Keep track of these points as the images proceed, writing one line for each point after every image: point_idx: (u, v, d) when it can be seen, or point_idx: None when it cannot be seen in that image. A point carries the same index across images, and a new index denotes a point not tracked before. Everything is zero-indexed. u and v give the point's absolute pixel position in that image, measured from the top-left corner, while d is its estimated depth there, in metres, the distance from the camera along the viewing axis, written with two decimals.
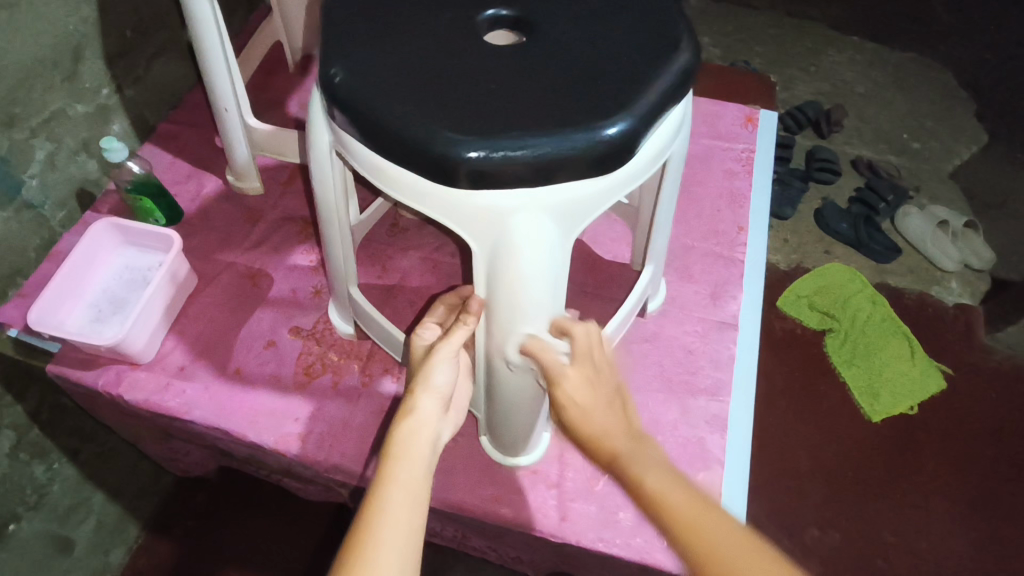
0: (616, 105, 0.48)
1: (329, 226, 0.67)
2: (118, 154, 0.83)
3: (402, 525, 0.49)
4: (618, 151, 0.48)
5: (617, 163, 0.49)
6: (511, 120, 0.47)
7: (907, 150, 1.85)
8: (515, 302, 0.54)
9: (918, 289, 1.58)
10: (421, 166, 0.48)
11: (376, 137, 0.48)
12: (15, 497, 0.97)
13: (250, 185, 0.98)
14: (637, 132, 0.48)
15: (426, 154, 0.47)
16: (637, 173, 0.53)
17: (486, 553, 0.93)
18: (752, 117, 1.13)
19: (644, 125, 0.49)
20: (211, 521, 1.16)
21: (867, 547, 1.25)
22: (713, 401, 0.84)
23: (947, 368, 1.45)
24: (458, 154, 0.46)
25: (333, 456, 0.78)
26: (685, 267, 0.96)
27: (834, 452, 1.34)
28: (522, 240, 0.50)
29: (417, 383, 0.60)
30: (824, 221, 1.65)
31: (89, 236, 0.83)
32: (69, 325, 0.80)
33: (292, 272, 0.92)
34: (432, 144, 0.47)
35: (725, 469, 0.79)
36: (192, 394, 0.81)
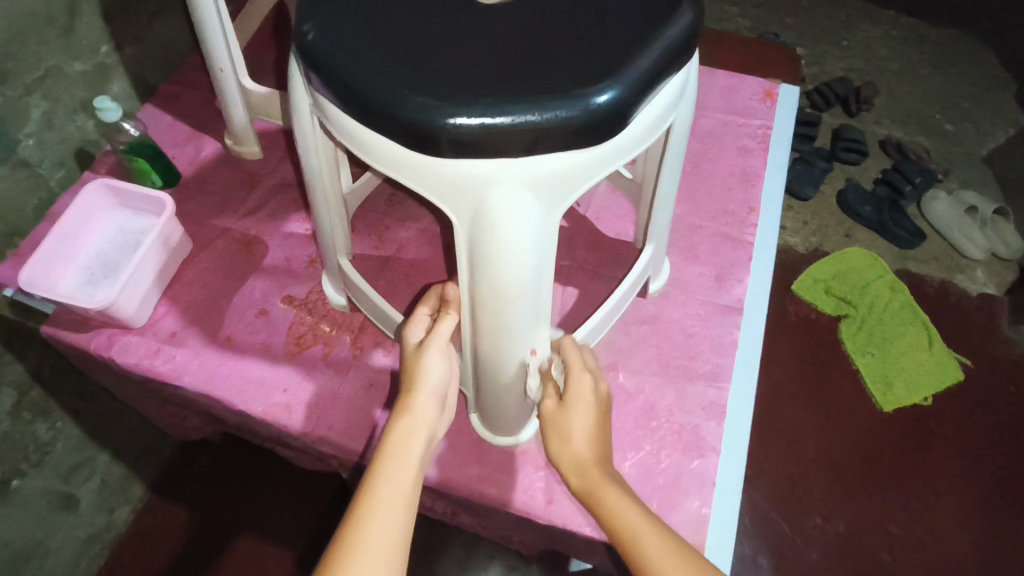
0: (607, 71, 0.45)
1: (315, 194, 0.65)
2: (113, 114, 0.81)
3: (389, 530, 0.52)
4: (608, 122, 0.45)
5: (607, 134, 0.46)
6: (494, 85, 0.44)
7: (938, 132, 1.77)
8: (497, 282, 0.51)
9: (940, 277, 1.53)
10: (398, 134, 0.45)
11: (350, 101, 0.46)
12: (18, 453, 0.98)
13: (247, 149, 0.96)
14: (629, 100, 0.45)
15: (401, 120, 0.44)
16: (630, 146, 0.49)
17: (476, 529, 0.92)
18: (772, 91, 1.08)
19: (638, 94, 0.45)
20: (210, 483, 1.18)
21: (868, 538, 1.23)
22: (711, 387, 0.81)
23: (964, 359, 1.41)
24: (436, 121, 0.43)
25: (321, 428, 0.77)
26: (690, 247, 0.92)
27: (841, 441, 1.31)
28: (503, 216, 0.47)
29: (412, 380, 0.61)
30: (847, 203, 1.60)
31: (82, 197, 0.82)
32: (62, 287, 0.80)
33: (288, 240, 0.91)
34: (408, 110, 0.44)
35: (719, 457, 0.77)
36: (182, 360, 0.81)
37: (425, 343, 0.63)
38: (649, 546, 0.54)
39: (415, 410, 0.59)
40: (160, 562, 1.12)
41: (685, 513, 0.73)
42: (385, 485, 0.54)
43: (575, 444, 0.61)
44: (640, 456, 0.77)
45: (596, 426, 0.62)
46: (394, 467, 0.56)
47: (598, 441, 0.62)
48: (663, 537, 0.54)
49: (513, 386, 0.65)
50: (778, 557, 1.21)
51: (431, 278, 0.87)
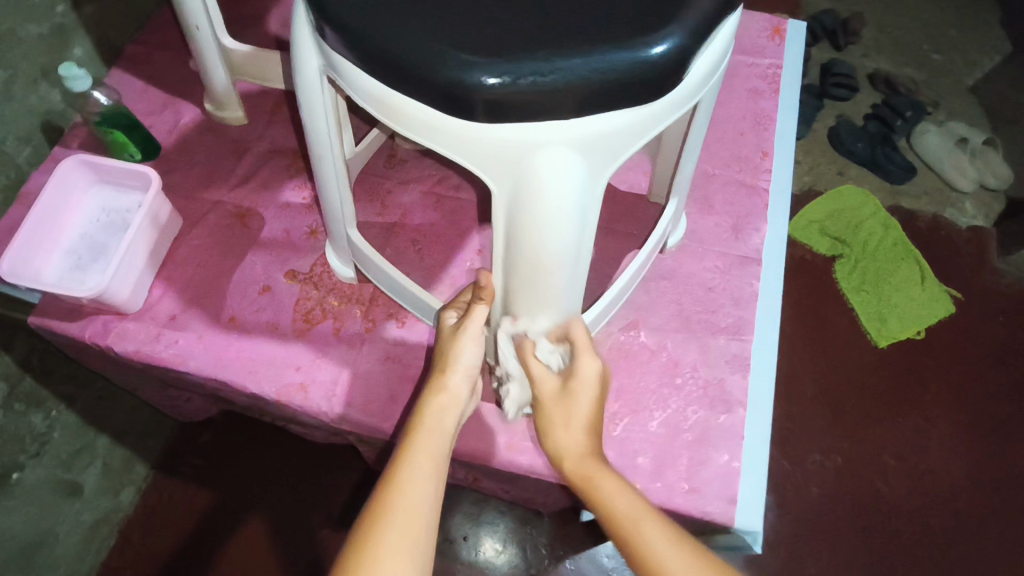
0: (662, 19, 0.41)
1: (323, 163, 0.60)
2: (82, 82, 0.74)
3: (423, 497, 0.52)
4: (665, 74, 0.41)
5: (663, 88, 0.42)
6: (538, 37, 0.40)
7: (927, 63, 1.73)
8: (538, 253, 0.48)
9: (931, 211, 1.52)
10: (433, 97, 0.41)
11: (375, 60, 0.41)
12: (15, 446, 0.94)
13: (231, 114, 0.89)
14: (688, 50, 0.41)
15: (436, 80, 0.40)
16: (682, 101, 0.45)
17: (499, 492, 0.92)
18: (779, 28, 1.03)
19: (696, 44, 0.41)
20: (214, 460, 1.16)
21: (868, 470, 1.26)
22: (734, 340, 0.80)
23: (956, 293, 1.42)
24: (478, 82, 0.39)
25: (340, 406, 0.74)
26: (705, 198, 0.89)
27: (842, 379, 1.33)
28: (548, 184, 0.43)
29: (446, 358, 0.61)
30: (839, 141, 1.57)
31: (58, 175, 0.75)
32: (47, 275, 0.74)
33: (285, 210, 0.85)
34: (445, 69, 0.39)
35: (746, 411, 0.76)
36: (186, 344, 0.77)
37: (461, 326, 0.61)
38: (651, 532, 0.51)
39: (449, 387, 0.60)
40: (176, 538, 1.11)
41: (715, 468, 0.73)
42: (418, 453, 0.55)
43: (570, 431, 0.59)
44: (667, 414, 0.76)
45: (592, 415, 0.60)
46: (428, 438, 0.56)
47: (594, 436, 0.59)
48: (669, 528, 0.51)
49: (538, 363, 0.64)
50: (782, 495, 1.24)
51: (440, 243, 0.83)
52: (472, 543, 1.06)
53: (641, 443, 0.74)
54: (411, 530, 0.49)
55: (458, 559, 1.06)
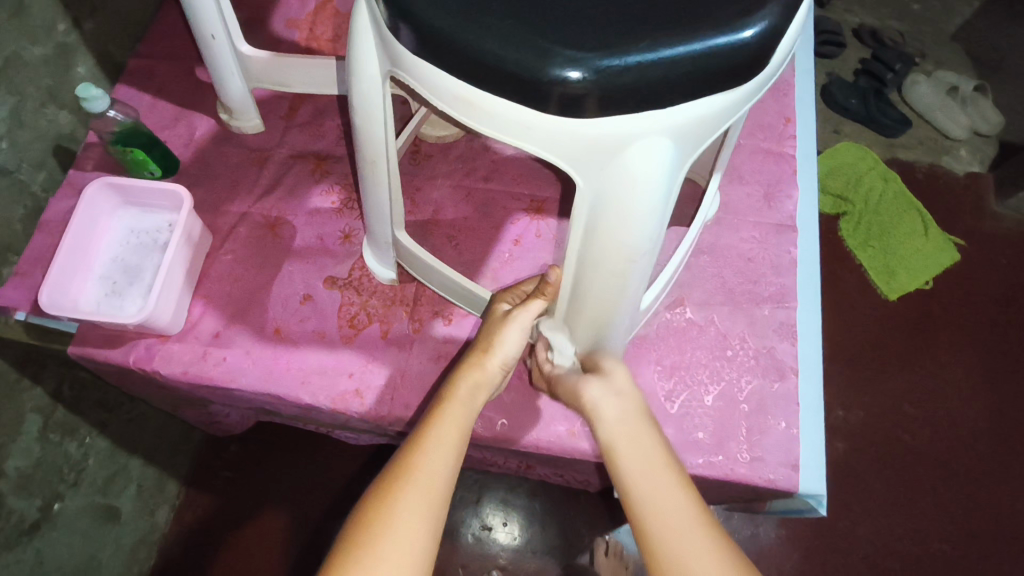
0: (745, 6, 0.40)
1: (376, 167, 0.59)
2: (101, 103, 0.71)
3: (444, 459, 0.53)
4: (758, 58, 0.41)
5: (752, 72, 0.42)
6: (633, 29, 0.40)
7: (912, 13, 1.73)
8: (615, 245, 0.47)
9: (928, 160, 1.54)
10: (527, 96, 0.41)
11: (468, 64, 0.40)
12: (54, 477, 0.92)
13: (249, 123, 0.87)
14: (775, 35, 0.41)
15: (532, 80, 0.39)
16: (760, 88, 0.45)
17: (551, 477, 0.93)
18: None
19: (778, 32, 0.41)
20: (244, 470, 1.16)
21: (892, 421, 1.28)
22: (779, 309, 0.80)
23: (960, 240, 1.44)
24: (578, 78, 0.39)
25: (398, 409, 0.74)
26: (733, 169, 0.89)
27: (858, 334, 1.36)
28: (634, 174, 0.42)
29: (488, 343, 0.62)
30: (832, 98, 1.58)
31: (85, 201, 0.73)
32: (85, 303, 0.72)
33: (315, 216, 0.84)
34: (543, 67, 0.39)
35: (799, 377, 0.77)
36: (234, 361, 0.76)
37: (511, 316, 0.62)
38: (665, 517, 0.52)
39: (485, 368, 0.61)
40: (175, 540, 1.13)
41: (775, 435, 0.74)
42: (447, 421, 0.56)
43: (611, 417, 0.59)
44: (722, 387, 0.76)
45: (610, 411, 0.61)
46: (456, 409, 0.57)
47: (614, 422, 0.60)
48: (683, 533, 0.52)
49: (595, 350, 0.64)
50: None
51: (477, 237, 0.83)
52: (509, 529, 1.07)
53: (700, 419, 0.75)
54: (427, 490, 0.50)
55: (499, 544, 1.06)
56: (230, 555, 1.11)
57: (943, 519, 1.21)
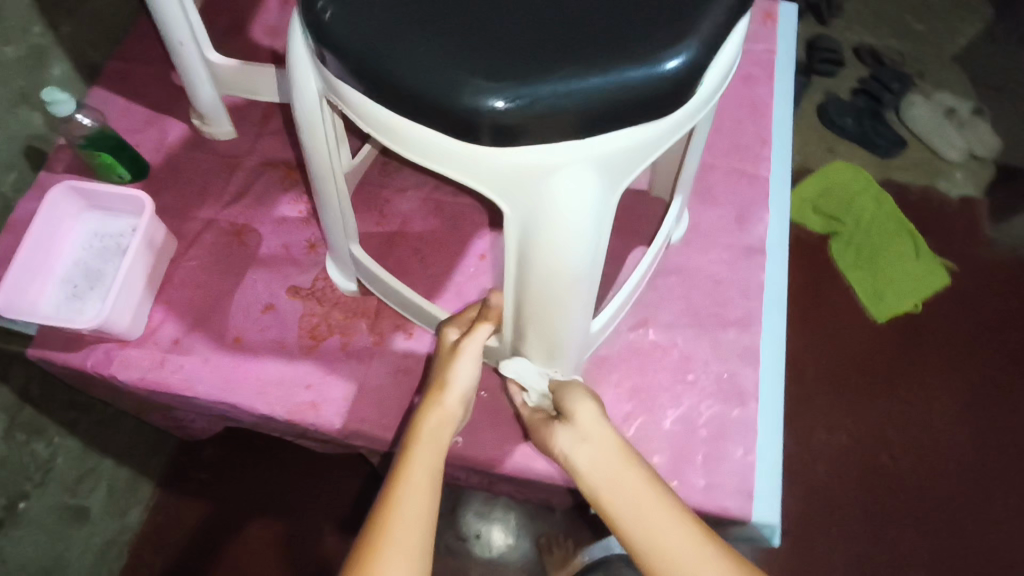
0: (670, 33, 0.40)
1: (324, 181, 0.59)
2: (66, 106, 0.72)
3: (420, 515, 0.52)
4: (681, 89, 0.40)
5: (678, 102, 0.41)
6: (551, 59, 0.39)
7: (912, 34, 1.72)
8: (551, 272, 0.47)
9: (922, 183, 1.52)
10: (453, 126, 0.40)
11: (387, 91, 0.40)
12: (20, 476, 0.92)
13: (219, 129, 0.87)
14: (701, 62, 0.40)
15: (456, 109, 0.39)
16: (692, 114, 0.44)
17: (515, 494, 0.92)
18: (771, 11, 1.02)
19: (705, 59, 0.40)
20: (222, 475, 1.14)
21: (873, 447, 1.27)
22: (745, 333, 0.79)
23: (951, 265, 1.43)
24: (504, 107, 0.39)
25: (353, 423, 0.74)
26: (706, 190, 0.89)
27: (843, 357, 1.34)
28: (562, 203, 0.42)
29: (444, 378, 0.62)
30: (827, 116, 1.56)
31: (48, 204, 0.73)
32: (44, 306, 0.72)
33: (281, 225, 0.84)
34: (463, 96, 0.39)
35: (760, 403, 0.76)
36: (191, 368, 0.75)
37: (460, 346, 0.62)
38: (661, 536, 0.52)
39: (445, 404, 0.60)
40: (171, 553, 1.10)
41: (732, 462, 0.73)
42: (416, 468, 0.55)
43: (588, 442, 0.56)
44: (682, 411, 0.76)
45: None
46: (424, 451, 0.56)
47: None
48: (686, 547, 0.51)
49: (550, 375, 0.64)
50: (787, 474, 1.25)
51: (442, 251, 0.82)
52: (482, 542, 1.07)
53: (657, 443, 0.74)
54: (405, 550, 0.49)
55: (471, 558, 1.06)
56: (232, 572, 1.09)
57: (921, 548, 1.19)
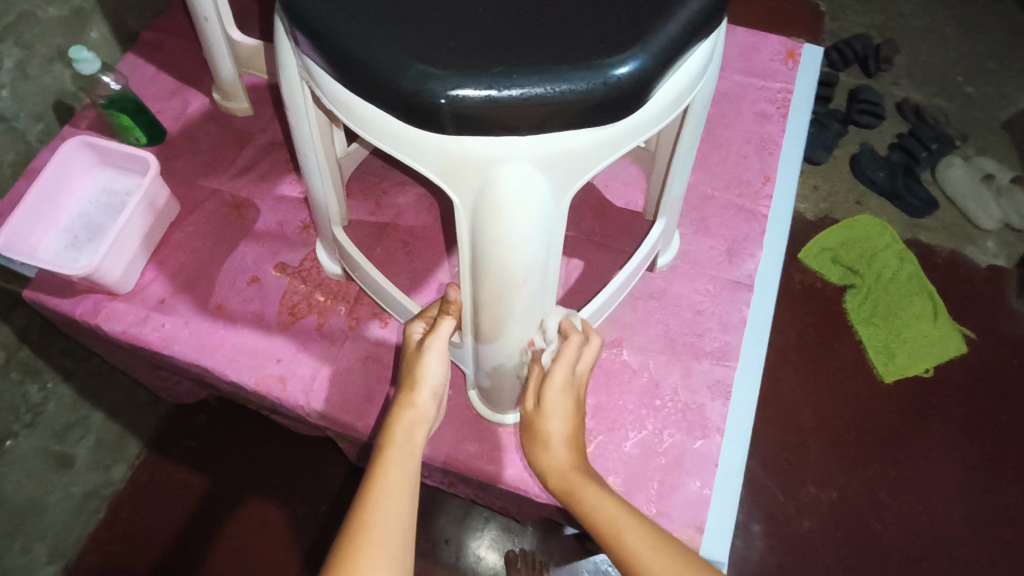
0: (630, 37, 0.40)
1: (308, 161, 0.60)
2: (91, 66, 0.76)
3: (397, 520, 0.54)
4: (629, 96, 0.40)
5: (627, 109, 0.41)
6: (500, 51, 0.39)
7: (959, 94, 1.67)
8: (501, 267, 0.47)
9: (950, 247, 1.48)
10: (412, 113, 0.40)
11: (340, 68, 0.41)
12: (9, 416, 0.95)
13: (237, 105, 0.91)
14: (656, 68, 0.40)
15: (413, 95, 0.39)
16: (651, 122, 0.45)
17: (476, 499, 0.92)
18: (795, 52, 1.02)
19: (663, 66, 0.40)
20: (209, 443, 1.16)
21: (860, 508, 1.23)
22: (718, 366, 0.79)
23: (969, 333, 1.38)
24: (460, 96, 0.39)
25: (316, 402, 0.75)
26: (701, 219, 0.88)
27: (840, 412, 1.30)
28: (510, 197, 0.43)
29: (413, 377, 0.63)
30: (860, 168, 1.53)
31: (61, 155, 0.77)
32: (43, 251, 0.76)
33: (280, 203, 0.87)
34: (421, 82, 0.39)
35: (724, 438, 0.75)
36: (172, 328, 0.78)
37: (426, 344, 0.62)
38: (632, 538, 0.52)
39: (417, 404, 0.62)
40: (168, 520, 1.11)
41: (685, 493, 0.71)
42: (392, 470, 0.57)
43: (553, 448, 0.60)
44: (643, 435, 0.75)
45: (572, 424, 0.61)
46: (399, 454, 0.58)
47: (578, 437, 0.60)
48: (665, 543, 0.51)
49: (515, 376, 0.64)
50: (770, 523, 1.21)
51: (430, 247, 0.84)
52: (454, 547, 1.09)
53: (612, 463, 0.73)
54: (387, 550, 0.52)
55: (439, 560, 1.08)
56: (205, 540, 1.10)
57: None
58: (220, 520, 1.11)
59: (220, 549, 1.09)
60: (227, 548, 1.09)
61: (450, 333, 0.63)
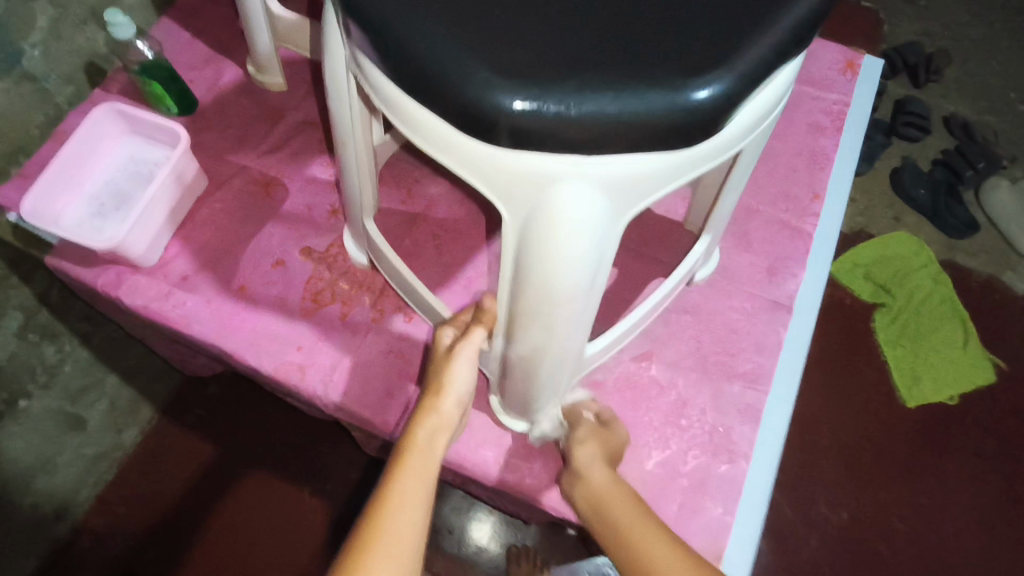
0: (714, 57, 0.37)
1: (346, 149, 0.58)
2: (126, 30, 0.73)
3: (409, 524, 0.52)
4: (706, 122, 0.37)
5: (701, 135, 0.38)
6: (573, 62, 0.36)
7: (1012, 113, 1.59)
8: (546, 286, 0.45)
9: (988, 272, 1.42)
10: (467, 121, 0.38)
11: (396, 68, 0.38)
12: (25, 376, 0.92)
13: (272, 80, 0.88)
14: (741, 94, 0.37)
15: (470, 103, 0.36)
16: (722, 147, 0.42)
17: (486, 499, 0.90)
18: (854, 63, 0.97)
19: (745, 91, 0.37)
20: (219, 414, 1.15)
21: (873, 532, 1.20)
22: (749, 389, 0.76)
23: (1000, 363, 1.33)
24: (519, 109, 0.36)
25: (334, 394, 0.73)
26: (742, 233, 0.85)
27: (864, 434, 1.26)
28: (564, 217, 0.40)
29: (440, 382, 0.61)
30: (899, 183, 1.47)
31: (90, 121, 0.75)
32: (67, 219, 0.74)
33: (310, 185, 0.84)
34: (481, 90, 0.36)
35: (750, 464, 0.72)
36: (192, 307, 0.76)
37: (455, 350, 0.60)
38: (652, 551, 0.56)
39: (441, 411, 0.60)
40: (175, 490, 1.10)
41: (707, 519, 0.69)
42: (408, 475, 0.55)
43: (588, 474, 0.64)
44: (666, 455, 0.72)
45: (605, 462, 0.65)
46: (417, 459, 0.57)
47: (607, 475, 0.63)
48: (670, 543, 0.57)
49: (544, 390, 0.61)
50: (780, 542, 1.19)
51: (460, 242, 0.81)
52: (457, 537, 1.07)
53: (634, 481, 0.71)
54: (399, 556, 0.50)
55: (440, 550, 1.07)
56: (208, 510, 1.09)
57: None
58: (225, 494, 1.10)
59: (224, 522, 1.09)
60: (229, 520, 1.09)
61: (480, 343, 0.61)
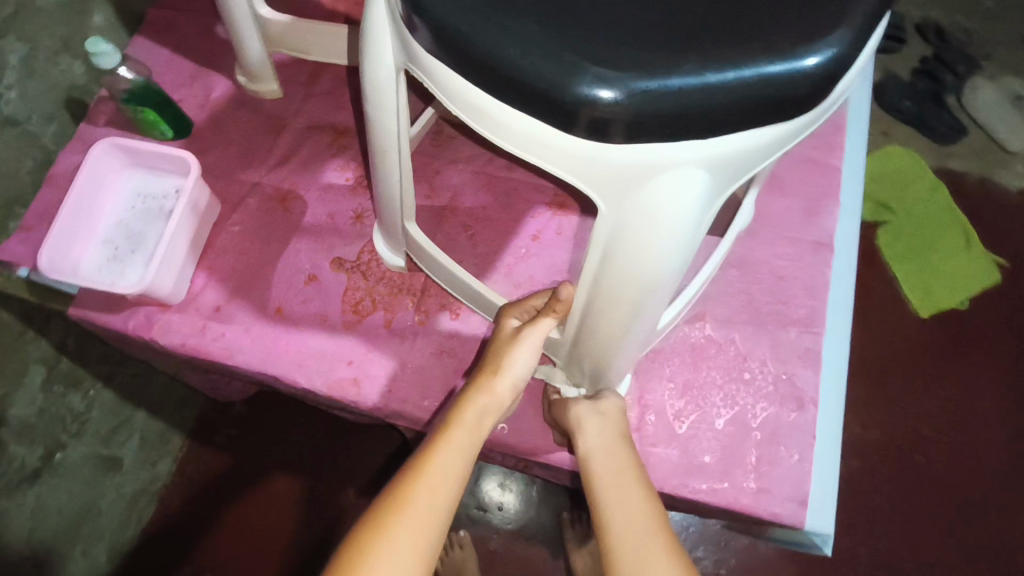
0: (812, 30, 0.38)
1: (388, 156, 0.55)
2: (111, 58, 0.68)
3: (437, 502, 0.50)
4: (812, 92, 0.38)
5: (805, 107, 0.39)
6: (668, 49, 0.37)
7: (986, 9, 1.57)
8: (639, 274, 0.45)
9: (978, 172, 1.42)
10: (550, 113, 0.38)
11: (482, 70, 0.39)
12: (57, 426, 0.89)
13: (267, 88, 0.84)
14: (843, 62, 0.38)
15: (560, 97, 0.37)
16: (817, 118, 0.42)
17: None
18: None
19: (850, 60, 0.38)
20: (248, 429, 1.11)
21: (906, 441, 1.22)
22: (806, 333, 0.76)
23: (1003, 261, 1.35)
24: (608, 99, 0.37)
25: (395, 402, 0.72)
26: (775, 178, 0.84)
27: (891, 351, 1.28)
28: (665, 203, 0.40)
29: (497, 364, 0.59)
30: (883, 98, 1.45)
31: (90, 160, 0.71)
32: (86, 267, 0.71)
33: (328, 193, 0.81)
34: (572, 83, 0.37)
35: (819, 408, 0.73)
36: (232, 337, 0.73)
37: (520, 334, 0.59)
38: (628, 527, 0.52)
39: (495, 392, 0.58)
40: (216, 513, 1.08)
41: (786, 468, 0.70)
42: (446, 450, 0.53)
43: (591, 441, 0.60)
44: (735, 411, 0.72)
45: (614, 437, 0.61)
46: (459, 436, 0.55)
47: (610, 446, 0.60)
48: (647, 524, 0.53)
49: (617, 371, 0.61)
50: None
51: (494, 229, 0.79)
52: (505, 512, 1.05)
53: (707, 442, 0.71)
54: (421, 531, 0.48)
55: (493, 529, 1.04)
56: (250, 523, 1.07)
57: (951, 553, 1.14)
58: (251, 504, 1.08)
59: (260, 531, 1.07)
60: (260, 523, 1.07)
61: (547, 331, 0.59)
